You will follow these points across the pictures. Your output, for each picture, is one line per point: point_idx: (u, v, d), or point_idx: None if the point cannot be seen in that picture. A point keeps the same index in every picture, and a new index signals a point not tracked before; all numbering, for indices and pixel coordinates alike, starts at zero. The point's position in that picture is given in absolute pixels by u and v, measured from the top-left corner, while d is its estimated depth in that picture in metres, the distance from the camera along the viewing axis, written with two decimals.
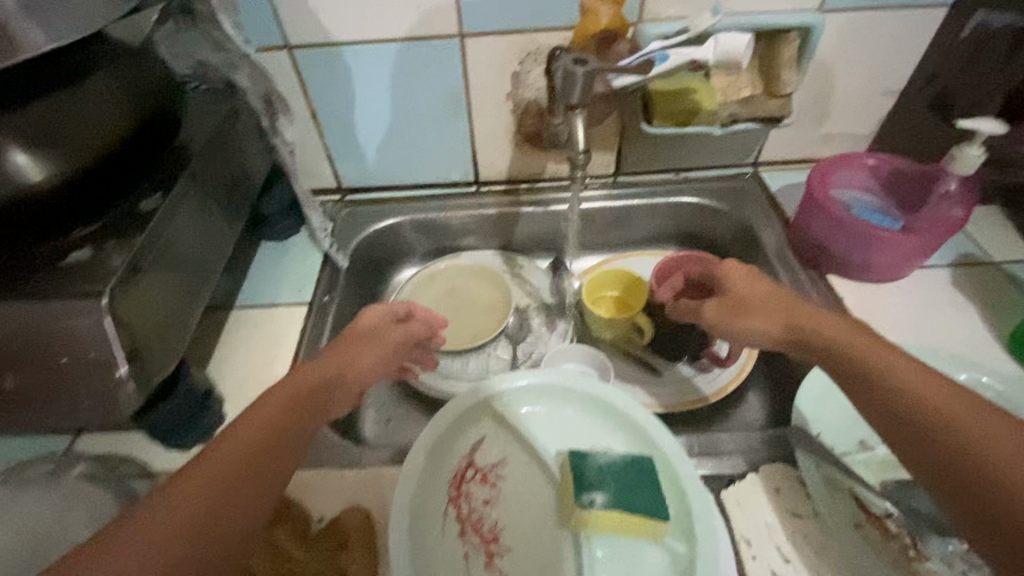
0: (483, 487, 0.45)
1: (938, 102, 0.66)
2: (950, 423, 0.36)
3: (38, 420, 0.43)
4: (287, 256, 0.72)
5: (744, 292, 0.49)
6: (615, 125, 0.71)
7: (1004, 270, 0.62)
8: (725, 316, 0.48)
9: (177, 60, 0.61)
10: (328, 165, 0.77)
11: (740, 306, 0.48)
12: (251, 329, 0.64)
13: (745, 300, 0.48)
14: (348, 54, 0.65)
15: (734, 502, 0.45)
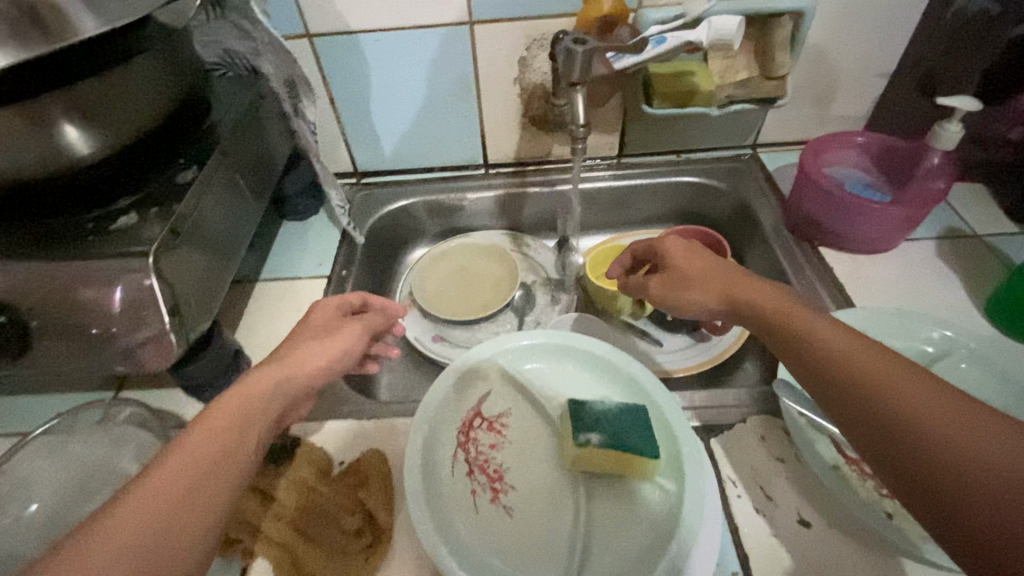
0: (490, 433, 0.49)
1: (924, 84, 0.69)
2: (873, 380, 0.33)
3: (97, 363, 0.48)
4: (307, 233, 0.77)
5: (684, 266, 0.48)
6: (617, 108, 0.74)
7: (990, 242, 0.65)
8: (668, 290, 0.49)
9: (206, 48, 0.64)
10: (346, 148, 0.81)
11: (679, 280, 0.48)
12: (275, 299, 0.69)
13: (682, 274, 0.48)
14: (364, 41, 0.69)
15: (721, 449, 0.48)
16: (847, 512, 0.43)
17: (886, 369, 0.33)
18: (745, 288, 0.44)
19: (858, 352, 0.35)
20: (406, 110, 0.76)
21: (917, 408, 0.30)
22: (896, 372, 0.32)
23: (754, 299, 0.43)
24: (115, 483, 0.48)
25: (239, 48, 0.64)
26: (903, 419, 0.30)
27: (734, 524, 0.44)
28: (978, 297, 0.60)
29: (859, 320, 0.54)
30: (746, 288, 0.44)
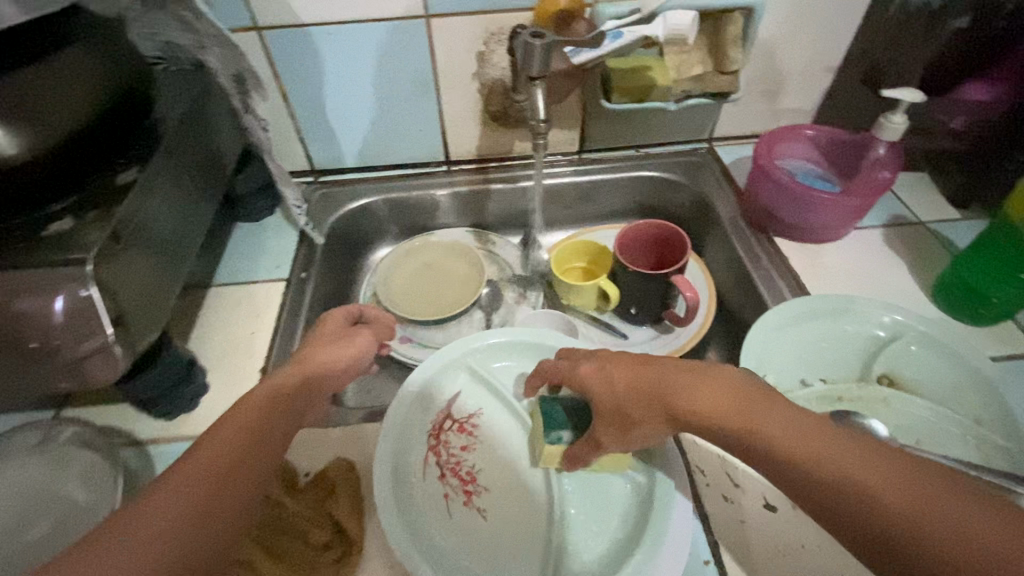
0: (461, 435, 0.48)
1: (871, 77, 0.73)
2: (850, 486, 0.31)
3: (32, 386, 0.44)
4: (262, 235, 0.73)
5: (613, 401, 0.41)
6: (577, 103, 0.74)
7: (931, 228, 0.68)
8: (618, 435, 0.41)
9: (145, 43, 0.62)
10: (300, 146, 0.78)
11: (622, 419, 0.41)
12: (230, 304, 0.65)
13: (621, 410, 0.41)
14: (317, 35, 0.66)
15: (690, 438, 0.49)
16: None
17: (878, 477, 0.30)
18: (698, 384, 0.38)
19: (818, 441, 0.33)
20: (364, 105, 0.74)
21: (925, 523, 0.28)
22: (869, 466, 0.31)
23: (705, 416, 0.37)
24: (59, 509, 0.45)
25: (182, 42, 0.61)
26: (914, 530, 0.28)
27: (704, 511, 0.45)
28: (923, 282, 0.63)
29: (815, 306, 0.56)
30: (678, 392, 0.38)
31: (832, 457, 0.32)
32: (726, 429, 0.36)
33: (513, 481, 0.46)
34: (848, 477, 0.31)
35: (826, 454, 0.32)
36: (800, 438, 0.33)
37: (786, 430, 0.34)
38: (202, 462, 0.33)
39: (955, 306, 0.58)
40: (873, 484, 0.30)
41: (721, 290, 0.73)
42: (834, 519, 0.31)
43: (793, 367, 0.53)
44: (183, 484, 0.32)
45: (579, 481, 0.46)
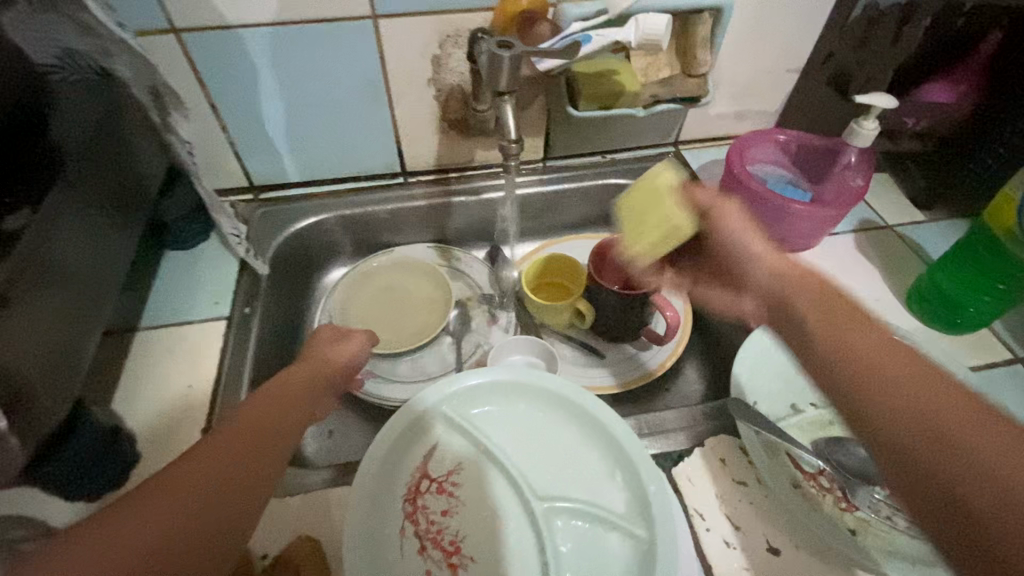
0: (440, 497, 0.43)
1: (837, 79, 0.71)
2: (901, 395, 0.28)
3: None
4: (196, 266, 0.65)
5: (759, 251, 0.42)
6: (542, 110, 0.69)
7: (898, 232, 0.69)
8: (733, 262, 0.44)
9: (36, 47, 0.45)
10: (235, 162, 0.70)
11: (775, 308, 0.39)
12: (162, 351, 0.57)
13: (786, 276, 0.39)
14: (248, 38, 0.58)
15: (685, 478, 0.46)
16: (812, 533, 0.43)
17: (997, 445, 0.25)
18: (785, 297, 0.38)
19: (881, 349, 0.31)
20: (307, 116, 0.67)
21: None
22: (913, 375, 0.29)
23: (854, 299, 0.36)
24: None
25: (82, 49, 0.47)
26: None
27: (706, 561, 0.42)
28: (898, 290, 0.62)
29: None
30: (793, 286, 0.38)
31: (952, 411, 0.27)
32: (844, 365, 0.31)
33: (503, 547, 0.41)
34: (956, 423, 0.26)
35: (938, 402, 0.27)
36: (935, 397, 0.28)
37: (903, 370, 0.29)
38: (210, 458, 0.33)
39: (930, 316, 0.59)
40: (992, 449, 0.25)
41: (697, 302, 0.71)
42: (920, 461, 0.26)
43: (782, 391, 0.52)
44: (192, 477, 0.31)
45: (575, 540, 0.42)
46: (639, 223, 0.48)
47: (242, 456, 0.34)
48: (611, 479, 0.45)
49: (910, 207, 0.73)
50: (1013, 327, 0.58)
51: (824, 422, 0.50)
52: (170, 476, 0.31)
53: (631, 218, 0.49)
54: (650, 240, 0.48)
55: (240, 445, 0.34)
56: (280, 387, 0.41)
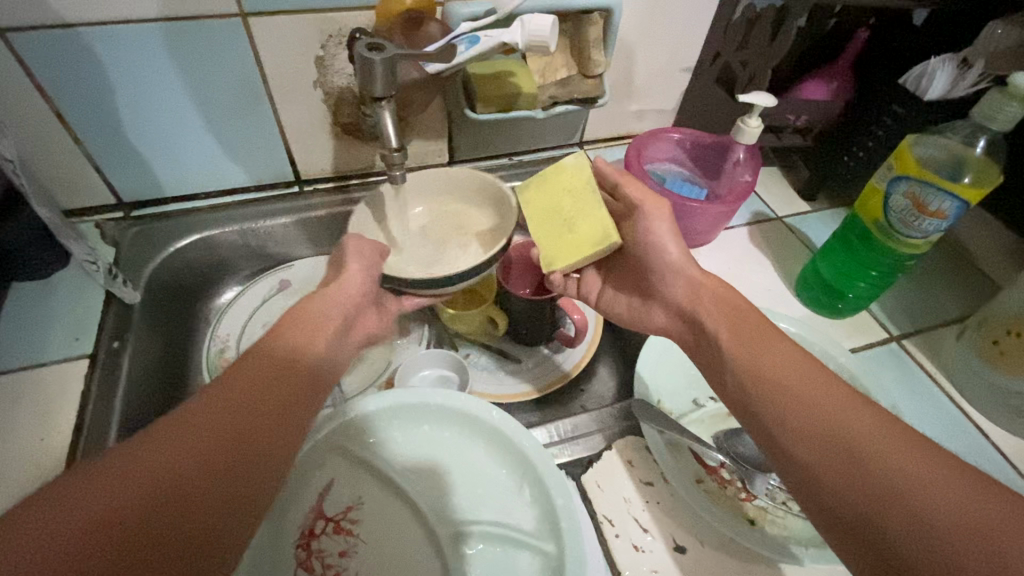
0: (338, 538, 0.40)
1: (723, 79, 0.74)
2: (873, 460, 0.32)
3: None
4: (53, 299, 0.57)
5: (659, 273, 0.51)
6: (440, 112, 0.66)
7: (787, 223, 0.73)
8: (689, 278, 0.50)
9: None
10: (97, 177, 0.62)
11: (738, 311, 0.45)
12: (8, 400, 0.50)
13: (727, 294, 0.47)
14: (92, 38, 0.51)
15: (594, 484, 0.46)
16: (715, 527, 0.44)
17: (889, 452, 0.32)
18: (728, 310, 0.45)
19: (844, 417, 0.34)
20: (175, 125, 0.60)
21: (929, 493, 0.29)
22: (878, 440, 0.33)
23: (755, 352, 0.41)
24: None
25: None
26: (917, 513, 0.29)
27: (614, 567, 0.42)
28: (788, 278, 0.66)
29: None
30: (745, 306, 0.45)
31: (852, 440, 0.33)
32: (810, 430, 0.35)
33: None
34: (862, 443, 0.33)
35: (849, 432, 0.33)
36: (850, 412, 0.34)
37: (829, 398, 0.36)
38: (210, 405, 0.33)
39: (815, 300, 0.62)
40: (882, 461, 0.31)
41: None
42: (839, 491, 0.32)
43: (684, 387, 0.53)
44: (209, 417, 0.33)
45: (486, 563, 0.40)
46: (576, 241, 0.48)
47: (265, 406, 0.35)
48: (519, 496, 0.43)
49: (797, 197, 0.77)
50: (886, 308, 0.63)
51: (723, 414, 0.52)
52: (185, 415, 0.32)
53: (552, 239, 0.50)
54: (574, 251, 0.48)
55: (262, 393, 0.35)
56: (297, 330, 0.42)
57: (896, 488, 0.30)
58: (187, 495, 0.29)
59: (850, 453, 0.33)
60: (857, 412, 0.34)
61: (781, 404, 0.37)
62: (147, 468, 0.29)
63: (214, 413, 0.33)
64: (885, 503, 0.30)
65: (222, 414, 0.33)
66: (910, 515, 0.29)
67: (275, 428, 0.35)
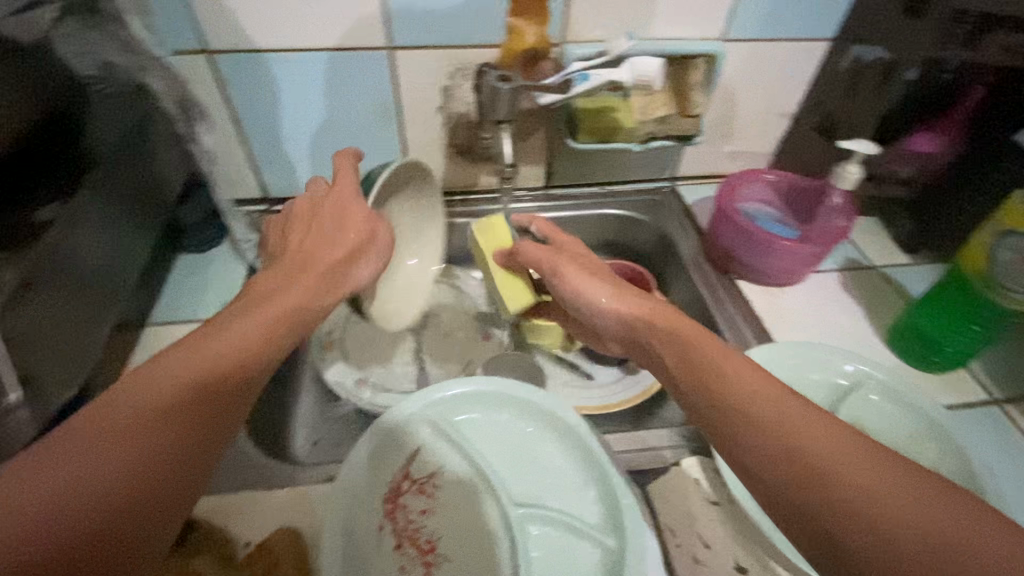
0: (420, 498, 0.45)
1: (824, 125, 0.75)
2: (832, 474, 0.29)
3: None
4: (207, 268, 0.69)
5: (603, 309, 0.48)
6: (543, 139, 0.73)
7: (883, 272, 0.73)
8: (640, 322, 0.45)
9: (78, 61, 0.51)
10: (253, 175, 0.74)
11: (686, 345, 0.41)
12: (166, 346, 0.60)
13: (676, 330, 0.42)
14: (274, 62, 0.62)
15: (659, 494, 0.48)
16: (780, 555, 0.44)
17: (856, 464, 0.29)
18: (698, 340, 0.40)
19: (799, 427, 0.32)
20: (322, 135, 0.70)
21: (899, 502, 0.27)
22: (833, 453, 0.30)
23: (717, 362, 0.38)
24: None
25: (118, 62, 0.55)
26: (894, 530, 0.26)
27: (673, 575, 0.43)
28: (878, 328, 0.65)
29: (780, 351, 0.57)
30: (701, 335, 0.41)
31: (817, 456, 0.30)
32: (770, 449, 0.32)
33: (474, 551, 0.42)
34: (831, 457, 0.30)
35: (812, 447, 0.31)
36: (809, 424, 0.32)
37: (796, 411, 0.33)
38: (129, 417, 0.29)
39: (907, 351, 0.61)
40: (850, 475, 0.29)
41: None
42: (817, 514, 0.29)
43: None
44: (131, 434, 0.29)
45: (548, 546, 0.43)
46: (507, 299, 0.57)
47: (207, 394, 0.32)
48: (584, 490, 0.46)
49: (896, 249, 0.75)
50: (988, 368, 0.60)
51: None
52: (114, 407, 0.29)
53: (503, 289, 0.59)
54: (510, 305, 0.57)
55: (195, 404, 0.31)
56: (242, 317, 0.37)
57: (871, 503, 0.27)
58: (125, 490, 0.27)
59: (817, 470, 0.30)
60: (818, 422, 0.32)
61: (737, 421, 0.34)
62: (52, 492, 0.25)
63: (134, 428, 0.29)
64: (863, 522, 0.27)
65: (151, 430, 0.29)
66: (892, 531, 0.26)
67: (201, 438, 0.31)
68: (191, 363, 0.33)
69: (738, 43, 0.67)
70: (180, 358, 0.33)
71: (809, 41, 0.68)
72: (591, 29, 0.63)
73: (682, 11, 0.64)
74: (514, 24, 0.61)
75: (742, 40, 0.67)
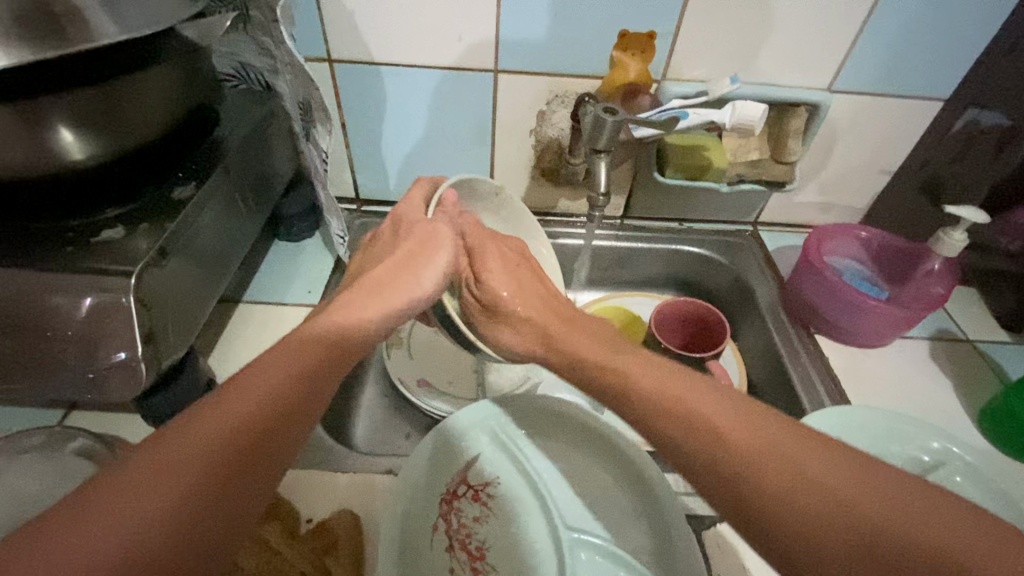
0: (474, 504, 0.46)
1: (929, 187, 0.72)
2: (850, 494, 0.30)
3: (36, 390, 0.42)
4: (300, 256, 0.74)
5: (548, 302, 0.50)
6: (629, 171, 0.73)
7: (978, 347, 0.68)
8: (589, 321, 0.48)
9: (221, 59, 0.62)
10: (349, 176, 0.78)
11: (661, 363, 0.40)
12: (255, 323, 0.65)
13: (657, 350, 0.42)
14: (387, 75, 0.67)
15: (714, 543, 0.48)
16: None
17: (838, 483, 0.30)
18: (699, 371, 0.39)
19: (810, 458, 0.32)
20: (419, 146, 0.74)
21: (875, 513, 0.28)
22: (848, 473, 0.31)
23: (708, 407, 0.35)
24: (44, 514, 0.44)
25: (255, 63, 0.62)
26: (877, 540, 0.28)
27: None
28: (967, 406, 0.62)
29: (859, 416, 0.55)
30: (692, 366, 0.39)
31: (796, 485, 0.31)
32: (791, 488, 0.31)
33: (520, 568, 0.43)
34: (831, 488, 0.30)
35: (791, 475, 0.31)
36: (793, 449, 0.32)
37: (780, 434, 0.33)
38: (119, 508, 0.25)
39: (1003, 438, 0.57)
40: (829, 492, 0.30)
41: (753, 379, 0.70)
42: (809, 541, 0.29)
43: None
44: (136, 520, 0.25)
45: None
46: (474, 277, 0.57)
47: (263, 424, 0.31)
48: (637, 526, 0.46)
49: (994, 325, 0.71)
50: None
51: None
52: (174, 434, 0.29)
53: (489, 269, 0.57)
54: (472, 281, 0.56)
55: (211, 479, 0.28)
56: (257, 370, 0.33)
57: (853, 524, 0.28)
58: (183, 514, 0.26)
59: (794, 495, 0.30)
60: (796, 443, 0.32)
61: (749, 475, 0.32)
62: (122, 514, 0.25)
63: (141, 508, 0.26)
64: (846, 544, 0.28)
65: (162, 511, 0.26)
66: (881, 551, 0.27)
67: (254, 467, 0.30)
68: (226, 418, 0.30)
69: (844, 94, 0.66)
70: (188, 425, 0.29)
71: (922, 99, 0.67)
72: (694, 67, 0.65)
73: (790, 59, 0.64)
74: (617, 58, 0.62)
75: (853, 91, 0.66)
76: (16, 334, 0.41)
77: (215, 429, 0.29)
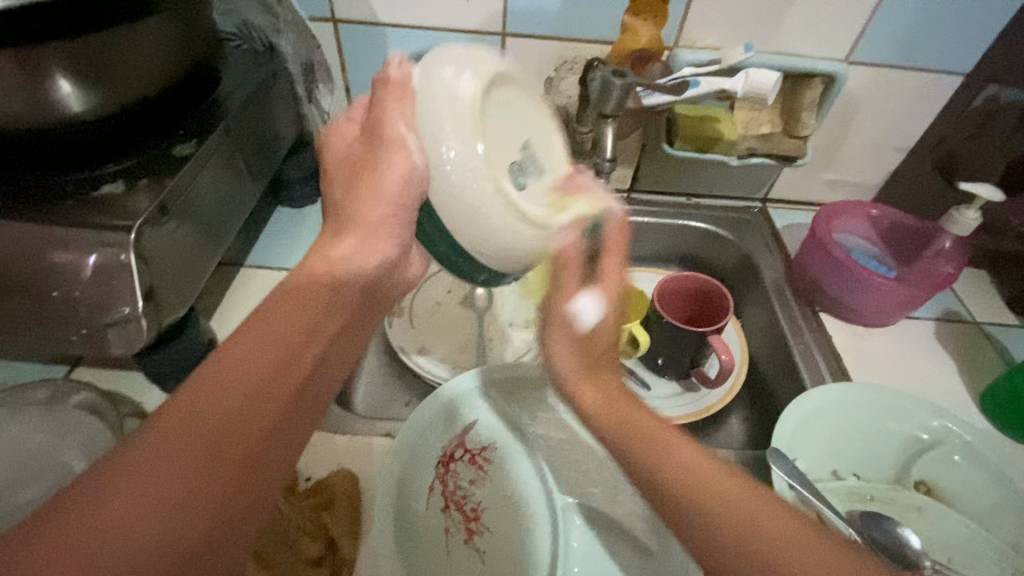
0: (470, 468, 0.46)
1: (944, 165, 0.70)
2: None
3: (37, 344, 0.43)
4: (302, 221, 0.74)
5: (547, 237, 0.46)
6: (637, 141, 0.71)
7: (984, 329, 0.67)
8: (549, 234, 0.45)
9: (222, 15, 0.60)
10: None
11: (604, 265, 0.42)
12: (257, 288, 0.65)
13: None
14: (391, 36, 0.65)
15: None
16: None
17: None
18: None
19: None
20: None
21: None
22: None
23: None
24: (55, 473, 0.45)
25: (258, 21, 0.59)
26: None
27: None
28: (969, 387, 0.62)
29: (861, 392, 0.54)
30: None
31: None
32: None
33: (512, 534, 0.43)
34: None
35: None
36: None
37: None
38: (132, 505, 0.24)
39: (1006, 419, 0.57)
40: None
41: (754, 353, 0.70)
42: None
43: (824, 456, 0.53)
44: (132, 515, 0.24)
45: (587, 540, 0.44)
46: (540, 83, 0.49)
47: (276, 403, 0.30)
48: (630, 490, 0.47)
49: (1002, 308, 0.70)
50: None
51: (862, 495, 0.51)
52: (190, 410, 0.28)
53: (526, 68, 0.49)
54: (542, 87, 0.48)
55: (190, 511, 0.25)
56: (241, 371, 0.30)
57: None
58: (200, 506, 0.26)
59: None
60: None
61: None
62: (131, 510, 0.24)
63: (155, 503, 0.25)
64: None
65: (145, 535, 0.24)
66: None
67: (269, 449, 0.29)
68: (235, 393, 0.29)
69: (862, 66, 0.64)
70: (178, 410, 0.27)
71: (943, 73, 0.65)
72: (707, 34, 0.63)
73: (807, 28, 0.62)
74: (628, 23, 0.61)
75: (871, 64, 0.64)
76: (17, 291, 0.42)
77: (202, 448, 0.27)
